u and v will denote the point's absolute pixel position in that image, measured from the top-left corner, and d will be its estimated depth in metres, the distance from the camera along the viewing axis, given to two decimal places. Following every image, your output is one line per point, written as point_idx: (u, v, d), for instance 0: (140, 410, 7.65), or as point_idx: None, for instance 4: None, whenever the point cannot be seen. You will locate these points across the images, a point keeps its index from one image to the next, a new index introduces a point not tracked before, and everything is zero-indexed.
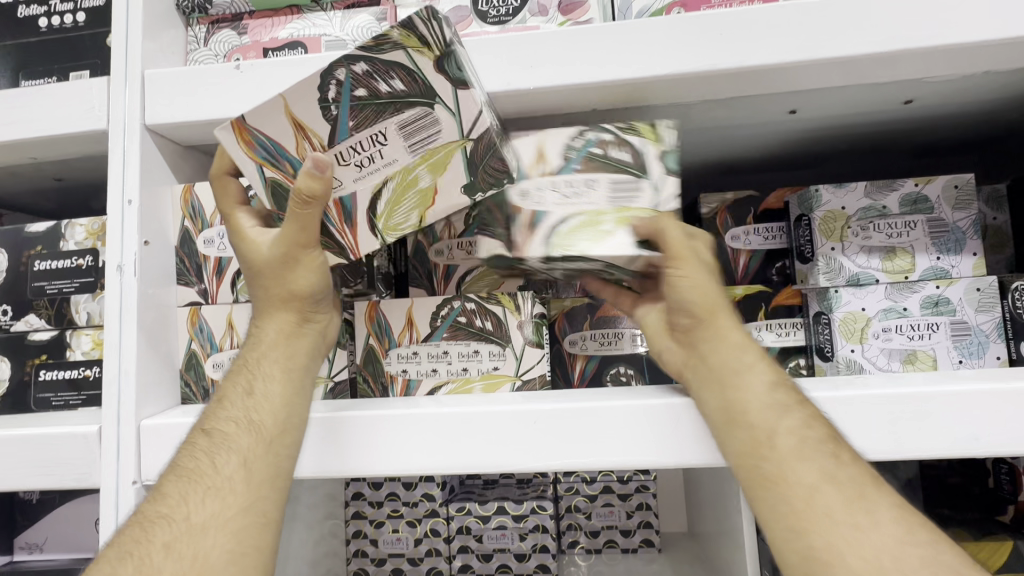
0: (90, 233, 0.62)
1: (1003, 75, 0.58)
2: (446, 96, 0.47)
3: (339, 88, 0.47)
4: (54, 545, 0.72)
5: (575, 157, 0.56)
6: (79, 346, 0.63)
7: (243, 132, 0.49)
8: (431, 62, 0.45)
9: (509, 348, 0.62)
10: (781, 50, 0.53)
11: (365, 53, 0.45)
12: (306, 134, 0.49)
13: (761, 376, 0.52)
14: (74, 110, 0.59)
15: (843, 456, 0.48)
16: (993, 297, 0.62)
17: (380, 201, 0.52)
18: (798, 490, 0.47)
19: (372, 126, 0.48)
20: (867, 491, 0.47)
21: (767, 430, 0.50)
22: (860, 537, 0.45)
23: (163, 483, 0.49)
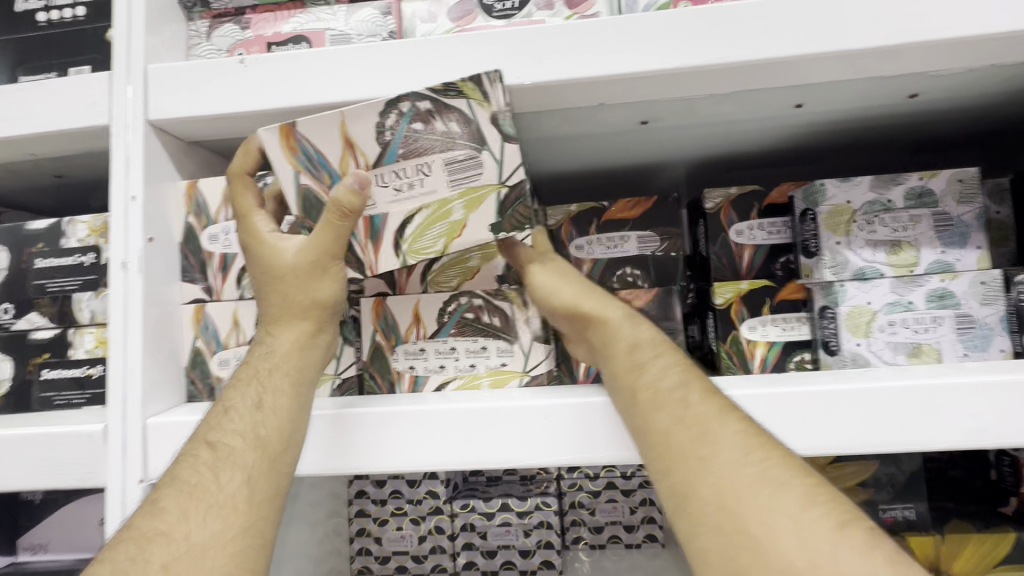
0: (92, 229, 0.61)
1: (1008, 69, 0.59)
2: (495, 144, 0.50)
3: (399, 117, 0.49)
4: (58, 545, 0.71)
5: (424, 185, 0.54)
6: (82, 344, 0.62)
7: (292, 136, 0.50)
8: (488, 115, 0.49)
9: (517, 344, 0.62)
10: (791, 43, 0.53)
11: (431, 94, 0.48)
12: (353, 151, 0.50)
13: (623, 338, 0.55)
14: (75, 105, 0.58)
15: (694, 396, 0.50)
16: (997, 291, 0.63)
17: (410, 227, 0.54)
18: (658, 435, 0.49)
19: (419, 158, 0.51)
20: (712, 425, 0.47)
21: (630, 387, 0.51)
22: (706, 469, 0.46)
23: (158, 497, 0.47)
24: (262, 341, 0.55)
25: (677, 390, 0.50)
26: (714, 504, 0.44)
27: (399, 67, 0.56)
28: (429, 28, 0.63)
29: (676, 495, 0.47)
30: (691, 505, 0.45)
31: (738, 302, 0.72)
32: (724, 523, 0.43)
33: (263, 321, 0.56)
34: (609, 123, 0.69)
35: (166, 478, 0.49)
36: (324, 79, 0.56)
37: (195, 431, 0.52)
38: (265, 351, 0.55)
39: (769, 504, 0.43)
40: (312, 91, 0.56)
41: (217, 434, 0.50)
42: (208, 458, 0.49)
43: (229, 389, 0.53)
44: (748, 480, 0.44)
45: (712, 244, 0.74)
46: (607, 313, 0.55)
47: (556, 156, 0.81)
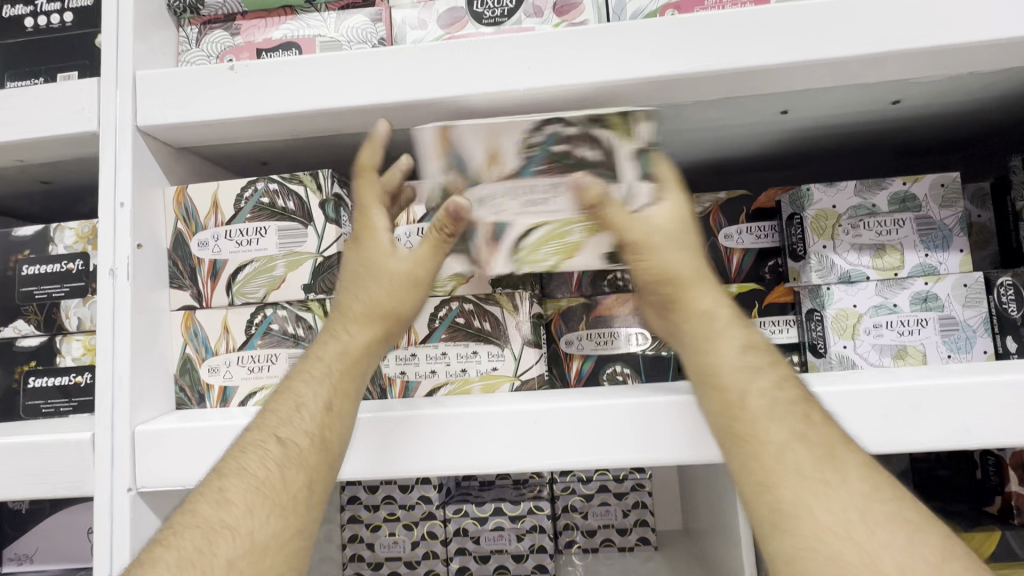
0: (80, 236, 0.61)
1: (987, 76, 0.60)
2: (630, 178, 0.56)
3: (542, 139, 0.55)
4: (45, 555, 0.70)
5: (536, 158, 0.55)
6: (70, 352, 0.62)
7: (445, 136, 0.55)
8: (628, 151, 0.55)
9: (508, 348, 0.62)
10: (775, 51, 0.54)
11: (576, 121, 0.54)
12: (495, 158, 0.55)
13: (728, 338, 0.51)
14: (64, 112, 0.58)
15: (815, 417, 0.47)
16: (979, 293, 0.64)
17: (530, 236, 0.57)
18: (771, 450, 0.45)
19: (554, 177, 0.56)
20: (839, 451, 0.45)
21: (738, 391, 0.48)
22: (833, 495, 0.43)
23: (223, 485, 0.46)
24: (336, 336, 0.54)
25: (795, 405, 0.47)
26: (831, 534, 0.41)
27: (389, 74, 0.57)
28: (419, 35, 0.63)
29: (778, 513, 0.43)
30: (800, 529, 0.42)
31: None
32: (840, 551, 0.40)
33: (338, 317, 0.55)
34: None
35: (226, 465, 0.48)
36: (314, 86, 0.57)
37: (260, 422, 0.50)
38: (339, 349, 0.54)
39: (904, 550, 0.40)
40: (302, 98, 0.57)
41: (290, 430, 0.49)
42: (280, 453, 0.48)
43: (300, 382, 0.52)
44: (883, 519, 0.42)
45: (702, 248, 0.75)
46: (716, 307, 0.52)
47: None
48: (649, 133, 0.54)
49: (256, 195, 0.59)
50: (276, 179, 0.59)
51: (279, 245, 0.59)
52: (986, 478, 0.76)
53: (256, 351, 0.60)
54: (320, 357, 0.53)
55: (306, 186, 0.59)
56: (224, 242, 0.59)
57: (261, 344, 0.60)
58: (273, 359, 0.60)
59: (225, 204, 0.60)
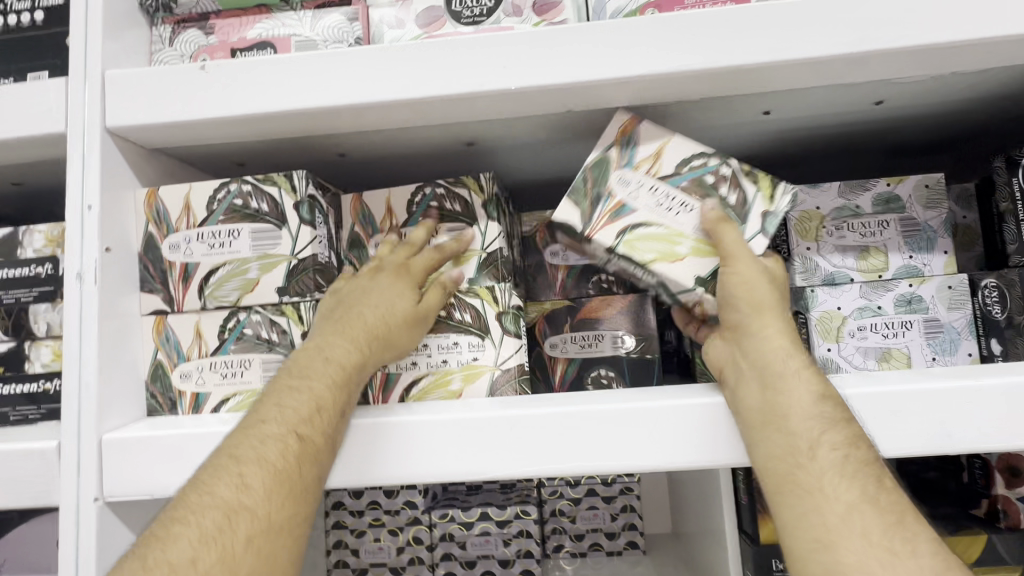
0: (49, 239, 0.60)
1: (970, 76, 0.60)
2: (752, 229, 0.58)
3: (705, 165, 0.59)
4: (13, 566, 0.67)
5: (687, 173, 0.59)
6: (39, 357, 0.60)
7: (633, 126, 0.61)
8: (763, 209, 0.58)
9: (489, 339, 0.61)
10: (756, 51, 0.54)
11: (740, 168, 0.59)
12: (655, 161, 0.60)
13: (807, 386, 0.51)
14: (31, 112, 0.57)
15: (888, 481, 0.47)
16: (964, 294, 0.63)
17: (646, 228, 0.58)
18: (837, 508, 0.46)
19: (691, 199, 0.58)
20: (908, 518, 0.45)
21: (808, 440, 0.49)
22: (899, 564, 0.43)
23: (242, 470, 0.47)
24: (356, 342, 0.54)
25: (869, 465, 0.47)
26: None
27: (363, 74, 0.56)
28: (397, 34, 0.62)
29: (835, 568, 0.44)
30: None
31: None
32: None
33: (357, 325, 0.55)
34: (582, 130, 0.69)
35: (240, 450, 0.48)
36: (288, 86, 0.56)
37: (277, 413, 0.50)
38: (353, 355, 0.54)
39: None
40: (275, 98, 0.56)
41: (308, 429, 0.50)
42: (298, 450, 0.49)
43: (317, 387, 0.51)
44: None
45: None
46: (786, 347, 0.53)
47: (531, 163, 0.81)
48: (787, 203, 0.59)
49: (229, 197, 0.58)
50: (249, 181, 0.58)
51: (252, 247, 0.58)
52: (973, 481, 0.76)
53: (229, 357, 0.59)
54: (334, 359, 0.53)
55: (280, 187, 0.58)
56: (196, 245, 0.58)
57: (235, 349, 0.59)
58: (246, 364, 0.58)
59: (198, 206, 0.59)
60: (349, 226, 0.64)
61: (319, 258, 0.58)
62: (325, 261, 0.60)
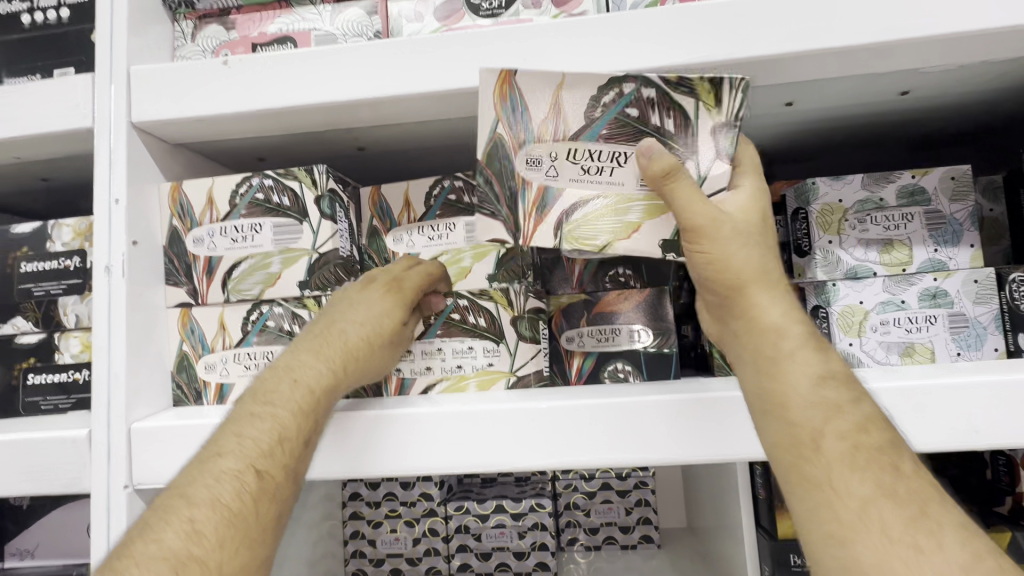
0: (77, 233, 0.61)
1: (1001, 66, 0.58)
2: (706, 158, 0.51)
3: (617, 97, 0.48)
4: (46, 551, 0.69)
5: (603, 120, 0.49)
6: (68, 349, 0.62)
7: (507, 83, 0.47)
8: (709, 123, 0.49)
9: (504, 344, 0.62)
10: (779, 41, 0.53)
11: (661, 85, 0.48)
12: (557, 117, 0.49)
13: (807, 367, 0.48)
14: (60, 108, 0.58)
15: (907, 464, 0.44)
16: (991, 289, 0.62)
17: (582, 210, 0.52)
18: (851, 504, 0.43)
19: (618, 146, 0.50)
20: (930, 507, 0.42)
21: (813, 429, 0.46)
22: (925, 562, 0.39)
23: (192, 514, 0.43)
24: (328, 364, 0.53)
25: (884, 452, 0.44)
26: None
27: (383, 67, 0.56)
28: (416, 28, 0.62)
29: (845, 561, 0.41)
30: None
31: None
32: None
33: (332, 345, 0.54)
34: None
35: (192, 490, 0.45)
36: (309, 81, 0.56)
37: (235, 446, 0.47)
38: (323, 379, 0.52)
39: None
40: (296, 92, 0.56)
41: (267, 464, 0.47)
42: (255, 488, 0.46)
43: (285, 416, 0.49)
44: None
45: None
46: (784, 327, 0.50)
47: None
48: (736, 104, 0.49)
49: (251, 190, 0.59)
50: (270, 175, 0.58)
51: (274, 241, 0.58)
52: (997, 479, 0.74)
53: (252, 348, 0.60)
54: (305, 386, 0.51)
55: (301, 181, 0.58)
56: (219, 239, 0.59)
57: (258, 341, 0.60)
58: (269, 356, 0.60)
59: (220, 200, 0.59)
60: (368, 219, 0.64)
61: (342, 252, 0.59)
62: (348, 255, 0.61)
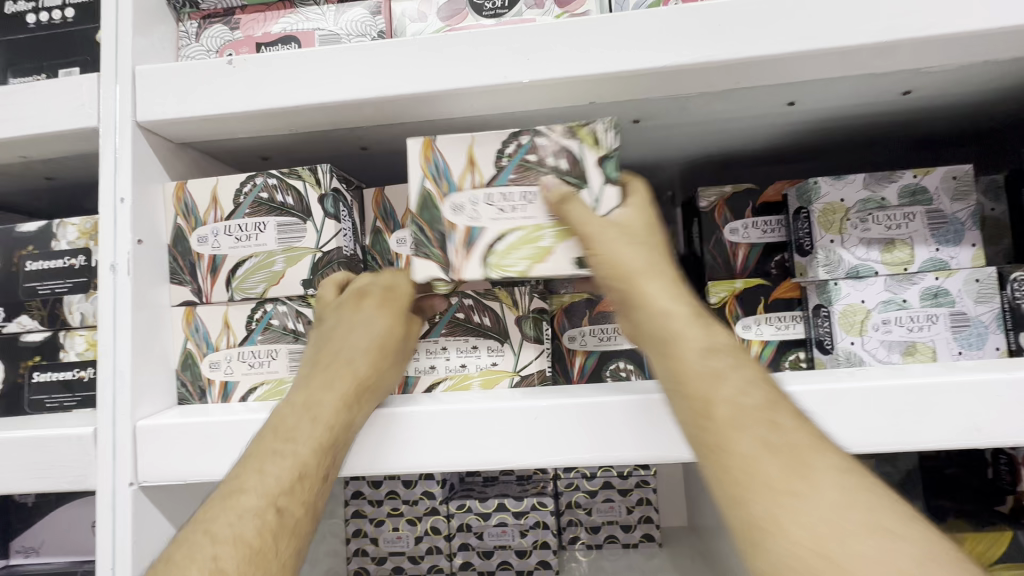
0: (82, 232, 0.61)
1: (1003, 65, 0.58)
2: (596, 184, 0.57)
3: (517, 147, 0.57)
4: (51, 548, 0.69)
5: (508, 166, 0.57)
6: (73, 347, 0.62)
7: (430, 148, 0.58)
8: (596, 158, 0.57)
9: (508, 344, 0.61)
10: (782, 41, 0.53)
11: (550, 133, 0.57)
12: (473, 168, 0.57)
13: (689, 340, 0.51)
14: (66, 107, 0.58)
15: (785, 420, 0.46)
16: (992, 288, 0.62)
17: (502, 242, 0.56)
18: (738, 461, 0.46)
19: (527, 184, 0.57)
20: (809, 457, 0.44)
21: (704, 399, 0.48)
22: (802, 506, 0.43)
23: (216, 551, 0.48)
24: (339, 399, 0.54)
25: (762, 411, 0.47)
26: (805, 548, 0.41)
27: (387, 67, 0.56)
28: (419, 28, 0.62)
29: (753, 525, 0.44)
30: (772, 547, 0.42)
31: (732, 301, 0.73)
32: (811, 563, 0.41)
33: (343, 377, 0.55)
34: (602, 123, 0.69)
35: (216, 527, 0.50)
36: (313, 80, 0.56)
37: (256, 482, 0.51)
38: (337, 416, 0.53)
39: (880, 558, 0.40)
40: (300, 92, 0.56)
41: (287, 500, 0.52)
42: (276, 523, 0.51)
43: (303, 452, 0.52)
44: (857, 528, 0.41)
45: (706, 244, 0.75)
46: (674, 310, 0.53)
47: None
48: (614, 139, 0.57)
49: (255, 189, 0.59)
50: (274, 174, 0.59)
51: (278, 240, 0.59)
52: (999, 477, 0.74)
53: (256, 347, 0.60)
54: (319, 421, 0.53)
55: (305, 181, 0.58)
56: (223, 238, 0.59)
57: (262, 339, 0.61)
58: (273, 355, 0.60)
59: (225, 199, 0.60)
60: (371, 218, 0.65)
61: (344, 251, 0.60)
62: (349, 253, 0.62)
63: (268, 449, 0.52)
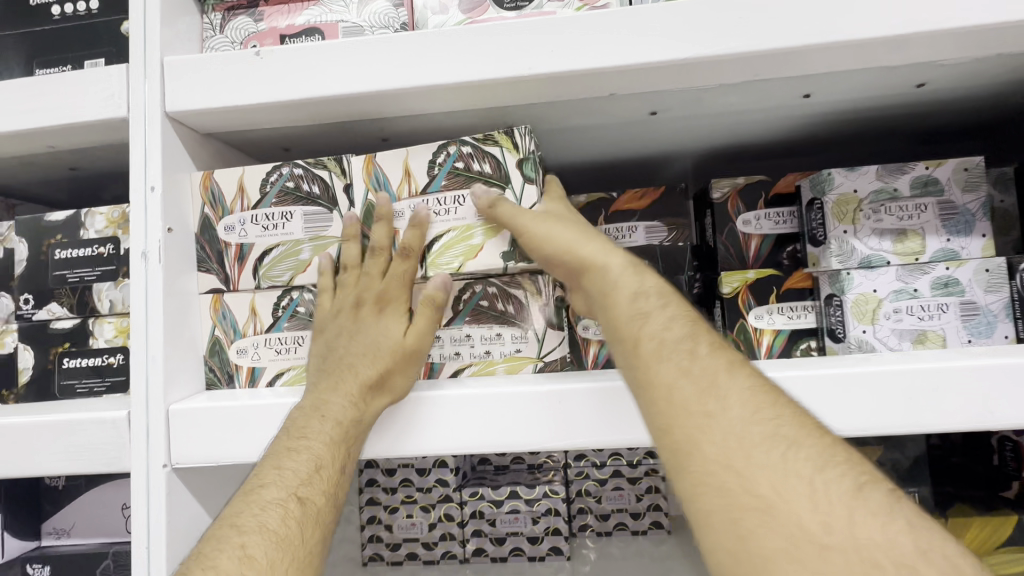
0: (110, 221, 0.62)
1: (1018, 58, 0.59)
2: (517, 184, 0.58)
3: (446, 157, 0.59)
4: (82, 530, 0.71)
5: (440, 174, 0.59)
6: (102, 334, 0.63)
7: (371, 160, 0.60)
8: (515, 161, 0.58)
9: (531, 331, 0.62)
10: (801, 33, 0.54)
11: (473, 141, 0.58)
12: (409, 178, 0.59)
13: (624, 288, 0.54)
14: (94, 98, 0.59)
15: (703, 349, 0.50)
16: (1001, 278, 0.64)
17: (438, 243, 0.59)
18: (662, 392, 0.48)
19: (458, 190, 0.59)
20: (721, 380, 0.48)
21: (633, 335, 0.52)
22: (716, 424, 0.45)
23: (243, 541, 0.48)
24: (349, 398, 0.55)
25: (683, 342, 0.50)
26: (717, 465, 0.44)
27: (411, 58, 0.57)
28: (441, 20, 0.63)
29: (674, 445, 0.46)
30: (691, 469, 0.44)
31: (745, 290, 0.74)
32: (722, 477, 0.43)
33: (350, 379, 0.56)
34: (618, 115, 0.70)
35: (241, 520, 0.51)
36: (338, 71, 0.57)
37: (276, 477, 0.52)
38: (350, 411, 0.55)
39: (778, 465, 0.43)
40: (327, 83, 0.57)
41: (308, 490, 0.53)
42: (299, 513, 0.52)
43: (319, 446, 0.54)
44: (760, 439, 0.44)
45: (719, 234, 0.76)
46: (602, 260, 0.56)
47: (562, 148, 0.81)
48: (529, 141, 0.58)
49: (281, 179, 0.60)
50: (301, 164, 0.60)
51: (305, 229, 0.61)
52: (1004, 464, 0.74)
53: (283, 334, 0.62)
54: (332, 417, 0.54)
55: (331, 170, 0.60)
56: (251, 226, 0.61)
57: (288, 326, 0.62)
58: (300, 342, 0.62)
59: (251, 188, 0.61)
60: None
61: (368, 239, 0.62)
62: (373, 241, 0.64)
63: (285, 447, 0.53)
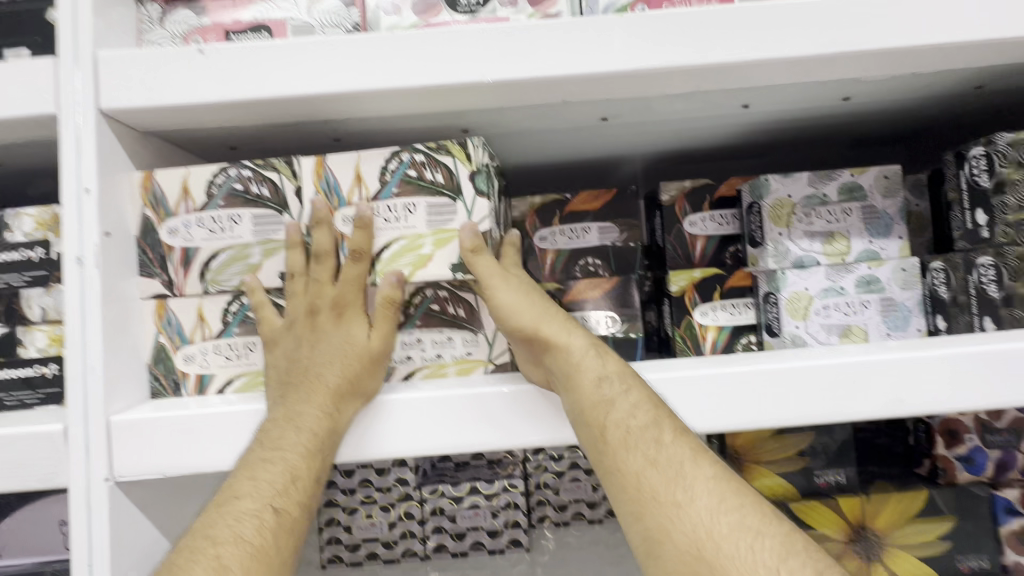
0: (40, 223, 0.59)
1: (928, 77, 0.65)
2: (469, 195, 0.59)
3: (399, 164, 0.59)
4: (15, 550, 0.67)
5: (392, 180, 0.59)
6: (33, 343, 0.60)
7: (322, 166, 0.59)
8: (467, 172, 0.59)
9: (481, 334, 0.63)
10: (738, 48, 0.57)
11: (426, 150, 0.58)
12: (360, 184, 0.59)
13: (586, 370, 0.57)
14: (17, 92, 0.55)
15: (667, 435, 0.54)
16: (915, 276, 0.70)
17: (388, 251, 0.59)
18: (629, 479, 0.55)
19: (409, 198, 0.59)
20: (686, 470, 0.54)
21: (601, 422, 0.55)
22: (683, 514, 0.52)
23: (219, 551, 0.50)
24: (320, 407, 0.55)
25: (647, 429, 0.55)
26: (689, 551, 0.51)
27: (362, 60, 0.56)
28: (393, 21, 0.62)
29: (650, 535, 0.53)
30: (664, 555, 0.52)
31: (692, 289, 0.78)
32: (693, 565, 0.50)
33: (319, 388, 0.56)
34: (570, 120, 0.72)
35: (215, 531, 0.51)
36: (286, 72, 0.56)
37: (251, 488, 0.53)
38: (323, 421, 0.55)
39: (745, 555, 0.50)
40: (274, 83, 0.56)
41: (284, 500, 0.54)
42: (274, 523, 0.52)
43: (293, 458, 0.54)
44: (727, 529, 0.51)
45: (668, 234, 0.79)
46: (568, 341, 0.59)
47: (518, 150, 0.82)
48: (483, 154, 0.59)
49: (228, 181, 0.59)
50: (248, 165, 0.59)
51: (254, 232, 0.59)
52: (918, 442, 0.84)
53: (233, 339, 0.61)
54: (305, 428, 0.54)
55: (280, 172, 0.59)
56: (196, 229, 0.59)
57: (239, 332, 0.61)
58: (250, 347, 0.61)
59: (197, 191, 0.59)
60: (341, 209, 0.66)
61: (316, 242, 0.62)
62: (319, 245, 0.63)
63: (257, 457, 0.53)
